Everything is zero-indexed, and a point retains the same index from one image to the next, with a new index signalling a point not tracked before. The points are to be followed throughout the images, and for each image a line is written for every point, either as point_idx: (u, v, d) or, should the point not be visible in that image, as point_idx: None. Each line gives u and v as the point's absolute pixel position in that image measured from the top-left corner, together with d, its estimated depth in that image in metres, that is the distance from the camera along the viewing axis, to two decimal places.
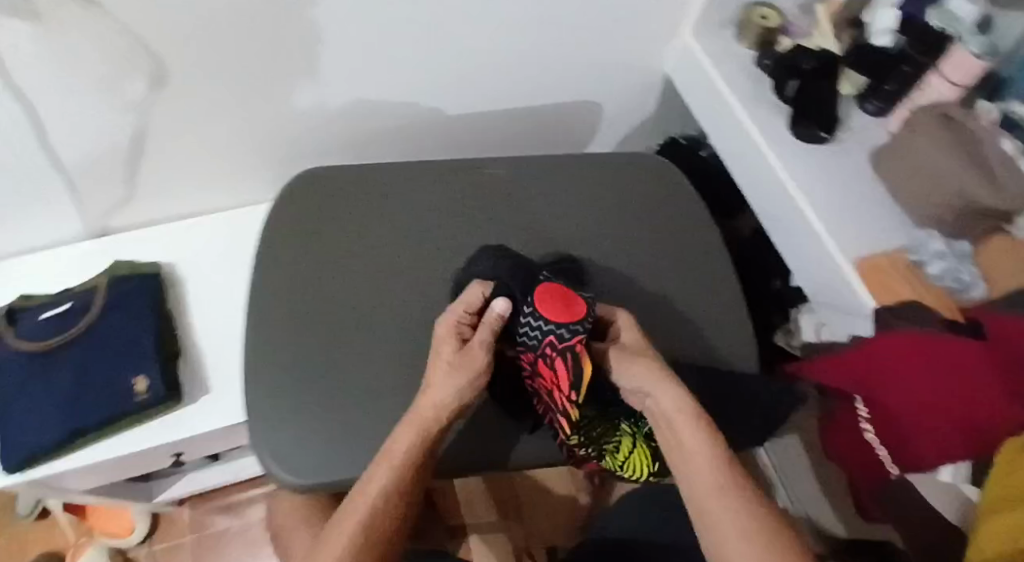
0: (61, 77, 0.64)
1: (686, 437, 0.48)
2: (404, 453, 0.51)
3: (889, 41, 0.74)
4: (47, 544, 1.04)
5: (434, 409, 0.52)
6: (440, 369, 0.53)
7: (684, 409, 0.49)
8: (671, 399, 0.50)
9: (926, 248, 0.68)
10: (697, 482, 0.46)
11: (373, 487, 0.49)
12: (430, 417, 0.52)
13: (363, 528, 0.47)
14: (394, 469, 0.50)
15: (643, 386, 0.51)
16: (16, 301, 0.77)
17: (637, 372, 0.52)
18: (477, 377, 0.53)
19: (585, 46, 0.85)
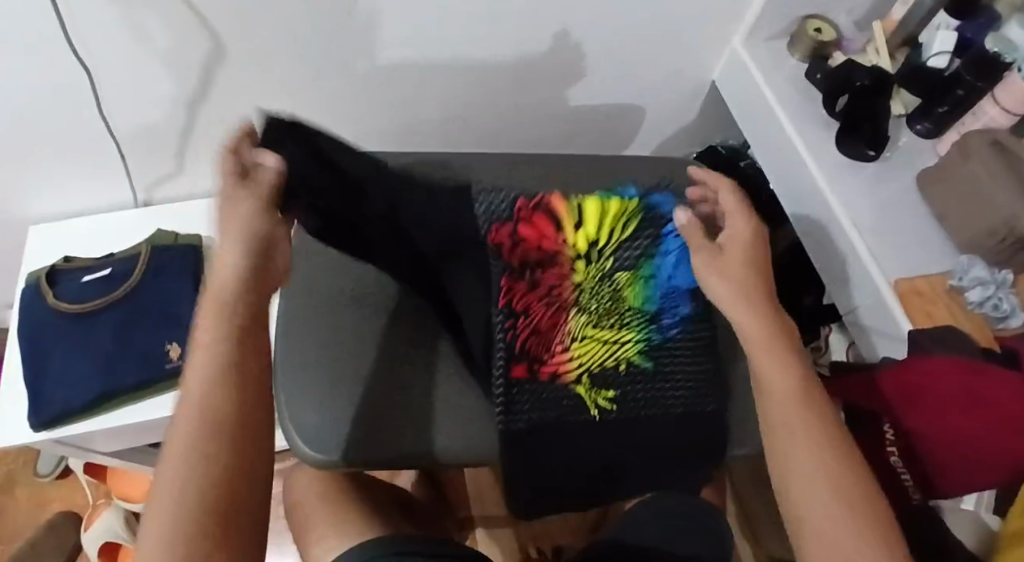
0: (122, 46, 0.65)
1: (773, 360, 0.55)
2: (202, 384, 0.45)
3: (945, 62, 0.74)
4: (66, 502, 1.07)
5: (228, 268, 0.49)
6: (224, 247, 0.50)
7: (773, 330, 0.56)
8: (758, 329, 0.57)
9: (967, 273, 0.65)
10: (778, 400, 0.52)
11: (198, 381, 0.45)
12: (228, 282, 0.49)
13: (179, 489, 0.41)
14: (218, 357, 0.46)
15: (728, 306, 0.59)
16: (59, 263, 0.79)
17: (733, 284, 0.60)
18: (248, 245, 0.49)
19: (635, 50, 0.85)
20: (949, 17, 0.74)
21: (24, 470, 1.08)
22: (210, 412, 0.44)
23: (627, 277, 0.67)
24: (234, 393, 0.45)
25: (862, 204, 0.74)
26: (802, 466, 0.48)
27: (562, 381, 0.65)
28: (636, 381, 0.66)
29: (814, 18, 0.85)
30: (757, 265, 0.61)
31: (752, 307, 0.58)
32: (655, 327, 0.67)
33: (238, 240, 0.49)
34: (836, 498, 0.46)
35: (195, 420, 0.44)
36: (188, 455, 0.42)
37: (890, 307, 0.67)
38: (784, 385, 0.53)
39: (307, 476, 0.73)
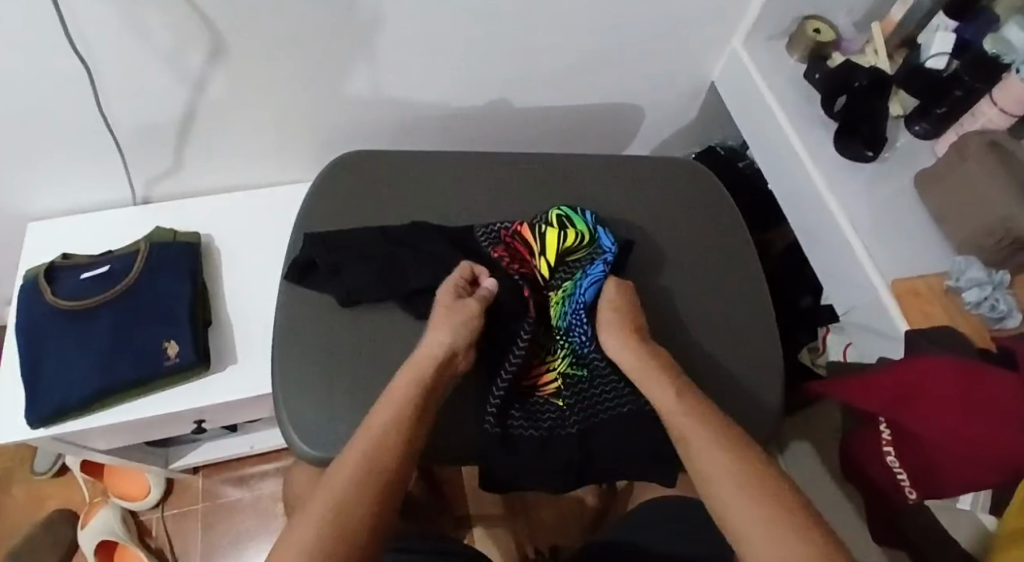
0: (122, 42, 0.65)
1: (659, 388, 0.57)
2: (387, 423, 0.51)
3: (943, 63, 0.74)
4: (62, 500, 1.06)
5: (429, 351, 0.58)
6: (443, 318, 0.60)
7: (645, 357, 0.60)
8: (634, 355, 0.61)
9: (965, 273, 0.65)
10: (669, 410, 0.55)
11: (370, 434, 0.50)
12: (426, 356, 0.57)
13: (347, 499, 0.45)
14: (395, 420, 0.51)
15: (617, 347, 0.62)
16: (57, 260, 0.79)
17: (608, 330, 0.63)
18: (471, 330, 0.60)
19: (636, 50, 0.85)
20: (948, 18, 0.74)
21: (20, 468, 1.08)
22: (373, 459, 0.48)
23: (556, 295, 0.67)
24: (395, 456, 0.49)
25: (861, 204, 0.74)
26: (706, 468, 0.49)
27: (545, 395, 0.66)
28: (592, 391, 0.65)
29: (813, 18, 0.85)
30: (630, 315, 0.64)
31: (627, 346, 0.61)
32: (570, 340, 0.66)
33: (452, 331, 0.59)
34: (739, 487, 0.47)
35: (360, 459, 0.48)
36: (349, 493, 0.45)
37: (889, 310, 0.67)
38: (670, 405, 0.55)
39: (306, 473, 0.73)
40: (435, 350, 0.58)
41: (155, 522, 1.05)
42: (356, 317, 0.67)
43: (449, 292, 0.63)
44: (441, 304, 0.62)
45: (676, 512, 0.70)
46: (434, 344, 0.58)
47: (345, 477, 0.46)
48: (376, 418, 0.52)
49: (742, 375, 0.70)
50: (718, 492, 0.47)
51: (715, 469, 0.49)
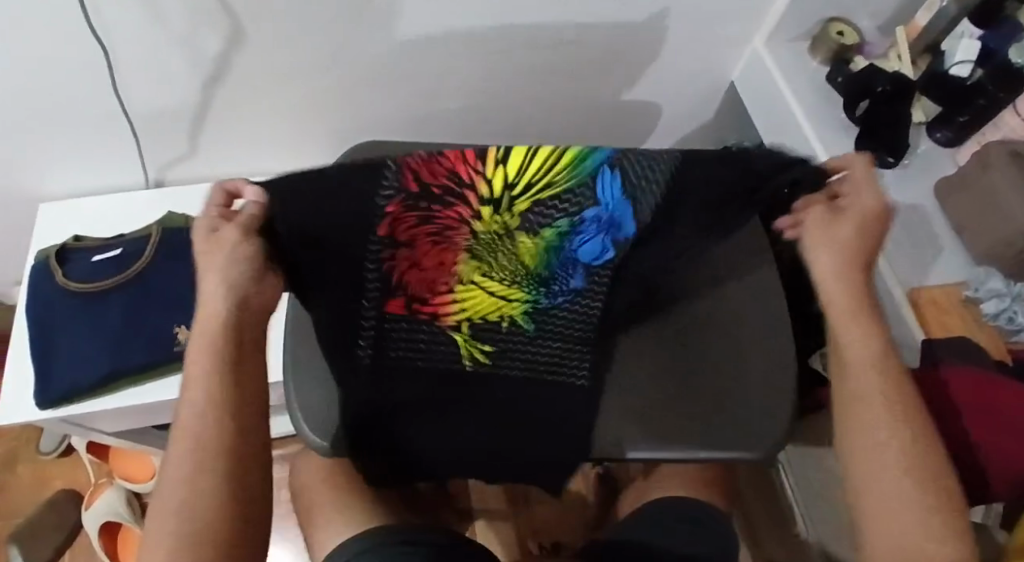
0: (141, 25, 0.64)
1: (859, 329, 0.51)
2: (200, 399, 0.47)
3: (966, 71, 0.73)
4: (66, 480, 1.07)
5: (212, 314, 0.47)
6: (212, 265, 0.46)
7: (862, 296, 0.51)
8: (842, 288, 0.50)
9: (984, 285, 0.65)
10: (851, 365, 0.51)
11: (195, 396, 0.47)
12: (208, 322, 0.47)
13: (184, 488, 0.45)
14: (205, 369, 0.47)
15: (841, 270, 0.50)
16: (69, 241, 0.79)
17: (832, 250, 0.50)
18: (239, 262, 0.45)
19: (658, 46, 0.84)
20: (973, 26, 0.73)
21: (25, 447, 1.08)
22: (197, 424, 0.46)
23: (547, 233, 0.45)
24: (219, 412, 0.47)
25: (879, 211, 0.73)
26: (875, 441, 0.49)
27: (439, 323, 0.53)
28: (517, 345, 0.56)
29: (837, 21, 0.84)
30: (869, 238, 0.49)
31: (846, 276, 0.50)
32: (545, 292, 0.51)
33: (221, 284, 0.46)
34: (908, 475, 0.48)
35: (200, 425, 0.46)
36: (185, 463, 0.45)
37: (905, 319, 0.66)
38: (861, 357, 0.51)
39: (314, 462, 0.74)
40: (215, 312, 0.47)
41: None
42: None
43: (202, 223, 0.47)
44: (203, 244, 0.47)
45: (683, 514, 0.70)
46: (210, 300, 0.47)
47: (180, 464, 0.46)
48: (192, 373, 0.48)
49: None
50: (875, 478, 0.49)
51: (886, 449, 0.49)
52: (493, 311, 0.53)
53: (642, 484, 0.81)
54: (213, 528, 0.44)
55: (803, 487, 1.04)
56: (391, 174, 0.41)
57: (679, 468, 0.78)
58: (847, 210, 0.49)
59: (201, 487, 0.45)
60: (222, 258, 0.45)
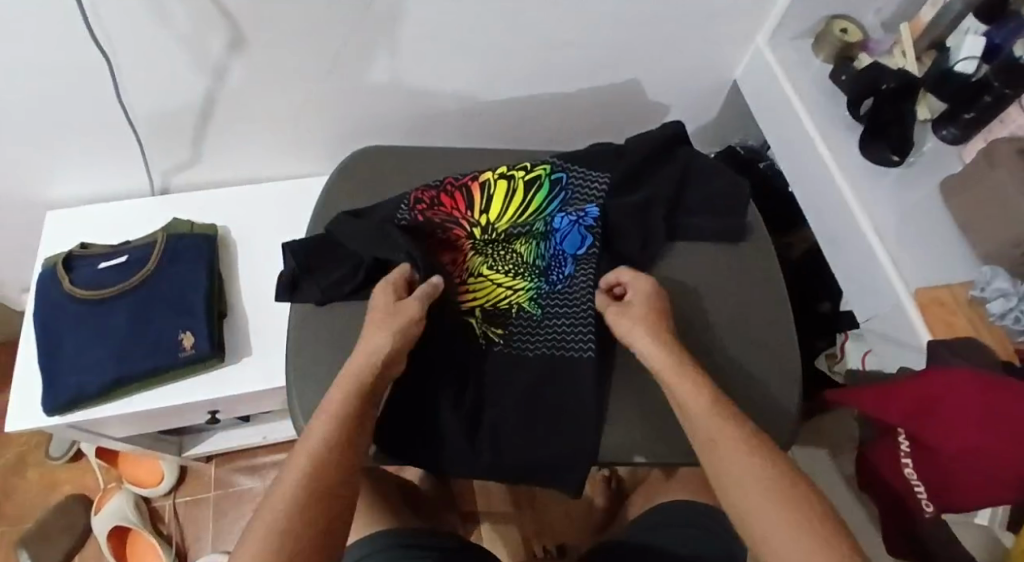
0: (146, 31, 0.65)
1: (690, 390, 0.55)
2: (335, 409, 0.53)
3: (971, 67, 0.71)
4: (75, 485, 1.08)
5: (363, 354, 0.56)
6: (374, 328, 0.58)
7: (674, 355, 0.58)
8: (653, 352, 0.58)
9: (990, 284, 0.63)
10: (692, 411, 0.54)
11: (314, 436, 0.51)
12: (362, 363, 0.56)
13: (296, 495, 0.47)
14: (331, 416, 0.52)
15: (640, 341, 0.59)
16: (76, 249, 0.80)
17: (646, 329, 0.59)
18: (403, 329, 0.58)
19: (660, 46, 0.84)
20: (978, 22, 0.71)
21: (35, 453, 1.09)
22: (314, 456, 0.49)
23: (527, 237, 0.67)
24: (334, 448, 0.50)
25: (884, 211, 0.73)
26: (732, 469, 0.49)
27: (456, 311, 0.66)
28: (524, 325, 0.66)
29: (840, 18, 0.83)
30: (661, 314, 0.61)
31: (658, 341, 0.58)
32: (543, 278, 0.67)
33: (382, 335, 0.57)
34: (769, 488, 0.47)
35: (311, 457, 0.49)
36: (293, 490, 0.47)
37: (913, 321, 0.66)
38: (699, 404, 0.54)
39: None
40: (372, 358, 0.56)
41: (167, 509, 1.06)
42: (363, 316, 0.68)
43: (384, 296, 0.61)
44: (376, 305, 0.61)
45: (684, 517, 0.69)
46: (370, 346, 0.57)
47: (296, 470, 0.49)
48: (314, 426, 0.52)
49: (766, 375, 0.67)
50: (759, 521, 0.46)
51: (743, 467, 0.49)
52: (499, 295, 0.67)
53: (652, 483, 0.80)
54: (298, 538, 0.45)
55: None
56: (404, 211, 0.67)
57: (688, 472, 0.77)
58: (639, 298, 0.62)
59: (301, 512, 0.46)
60: (389, 321, 0.59)
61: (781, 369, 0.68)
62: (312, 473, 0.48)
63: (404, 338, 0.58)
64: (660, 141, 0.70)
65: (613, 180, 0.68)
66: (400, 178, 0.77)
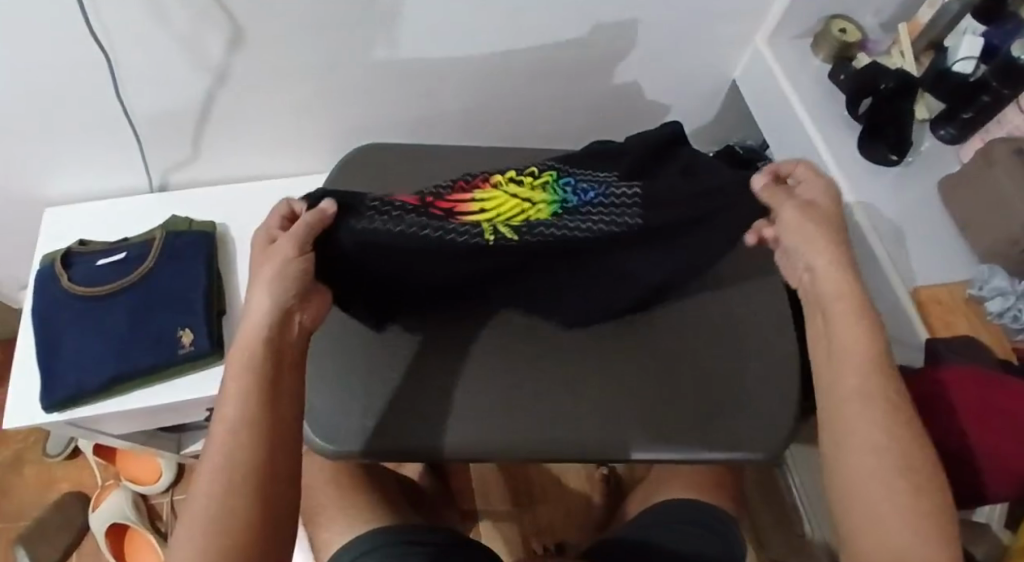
0: (145, 28, 0.65)
1: (846, 325, 0.52)
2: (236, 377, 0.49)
3: (970, 67, 0.71)
4: (73, 483, 1.07)
5: (253, 311, 0.51)
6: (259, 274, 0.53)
7: (840, 286, 0.53)
8: (831, 282, 0.53)
9: (988, 283, 0.64)
10: (846, 356, 0.51)
11: (228, 410, 0.48)
12: (252, 321, 0.51)
13: (216, 492, 0.45)
14: (235, 388, 0.49)
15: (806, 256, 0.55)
16: (74, 246, 0.80)
17: (823, 240, 0.54)
18: (284, 265, 0.53)
19: (660, 45, 0.84)
20: (976, 22, 0.71)
21: (33, 451, 1.09)
22: (227, 439, 0.47)
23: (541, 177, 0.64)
24: (244, 425, 0.48)
25: (883, 209, 0.73)
26: (863, 420, 0.48)
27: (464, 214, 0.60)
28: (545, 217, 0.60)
29: (839, 18, 0.84)
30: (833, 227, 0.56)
31: (827, 257, 0.54)
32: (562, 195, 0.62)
33: (265, 282, 0.52)
34: (882, 450, 0.47)
35: (222, 453, 0.47)
36: (213, 483, 0.46)
37: (911, 319, 0.65)
38: (856, 354, 0.51)
39: (317, 461, 0.74)
40: (258, 315, 0.51)
41: (165, 507, 1.06)
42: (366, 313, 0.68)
43: (262, 239, 0.56)
44: (256, 251, 0.55)
45: (683, 515, 0.70)
46: (257, 300, 0.52)
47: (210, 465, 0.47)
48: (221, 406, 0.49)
49: (765, 374, 0.67)
50: (868, 487, 0.47)
51: (874, 423, 0.48)
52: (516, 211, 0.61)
53: (652, 482, 0.80)
54: (219, 536, 0.44)
55: (813, 487, 1.03)
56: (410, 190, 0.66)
57: (687, 470, 0.77)
58: (810, 203, 0.57)
59: (236, 503, 0.45)
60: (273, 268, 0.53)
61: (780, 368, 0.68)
62: (227, 460, 0.46)
63: (285, 275, 0.52)
64: (660, 141, 0.71)
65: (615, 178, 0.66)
66: (403, 177, 0.77)
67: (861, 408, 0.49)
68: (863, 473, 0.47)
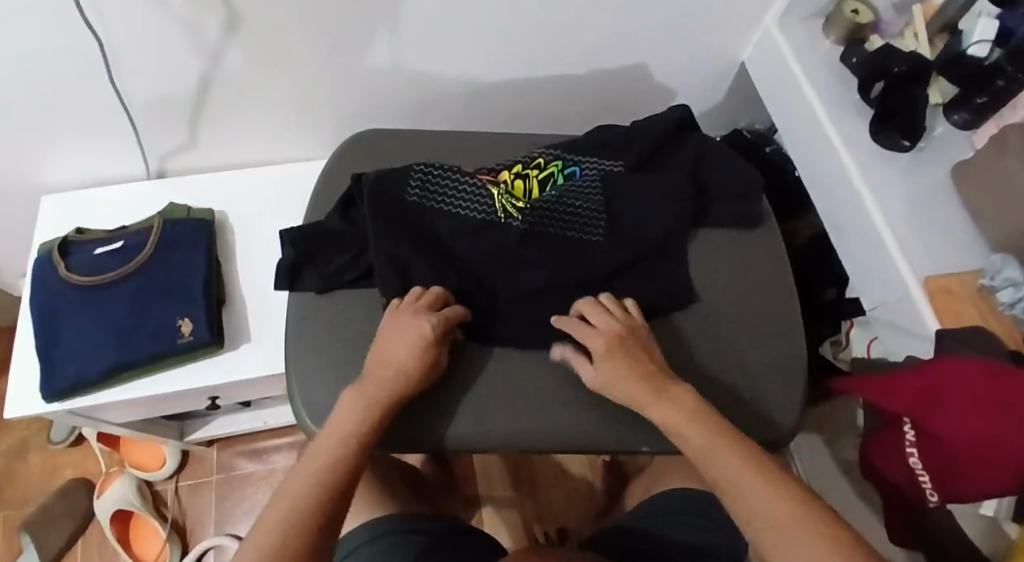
0: (136, 14, 0.63)
1: (679, 422, 0.54)
2: (355, 420, 0.54)
3: (983, 51, 0.69)
4: (78, 469, 1.08)
5: (391, 369, 0.57)
6: (405, 343, 0.58)
7: (646, 385, 0.57)
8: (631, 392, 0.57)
9: (999, 273, 0.62)
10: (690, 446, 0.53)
11: (331, 445, 0.53)
12: (389, 376, 0.57)
13: (303, 506, 0.49)
14: (350, 428, 0.54)
15: (614, 385, 0.58)
16: (71, 234, 0.79)
17: (618, 370, 0.58)
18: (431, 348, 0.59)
19: (667, 27, 0.82)
20: (992, 4, 0.69)
21: (37, 438, 1.09)
22: (329, 466, 0.52)
23: (551, 169, 0.69)
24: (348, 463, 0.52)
25: (893, 196, 0.71)
26: (737, 483, 0.49)
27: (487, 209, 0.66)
28: (557, 213, 0.66)
29: None
30: (638, 343, 0.60)
31: (626, 372, 0.57)
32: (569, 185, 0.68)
33: (411, 353, 0.58)
34: (770, 504, 0.47)
35: (336, 449, 0.53)
36: (307, 499, 0.49)
37: (920, 309, 0.65)
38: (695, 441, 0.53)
39: None
40: (399, 376, 0.57)
41: (170, 492, 1.06)
42: (370, 302, 0.67)
43: (412, 306, 0.61)
44: (400, 318, 0.60)
45: (688, 507, 0.69)
46: (396, 364, 0.57)
47: (304, 481, 0.50)
48: (326, 436, 0.54)
49: (772, 364, 0.66)
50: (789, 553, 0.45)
51: (753, 489, 0.48)
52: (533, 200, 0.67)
53: (653, 472, 0.80)
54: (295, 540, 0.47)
55: (817, 474, 1.03)
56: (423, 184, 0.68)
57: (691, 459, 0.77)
58: (594, 338, 0.60)
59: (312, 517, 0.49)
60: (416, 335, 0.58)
61: (786, 357, 0.67)
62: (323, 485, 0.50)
63: (427, 360, 0.58)
64: (666, 129, 0.70)
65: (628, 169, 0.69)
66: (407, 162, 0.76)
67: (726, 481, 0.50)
68: (765, 532, 0.46)
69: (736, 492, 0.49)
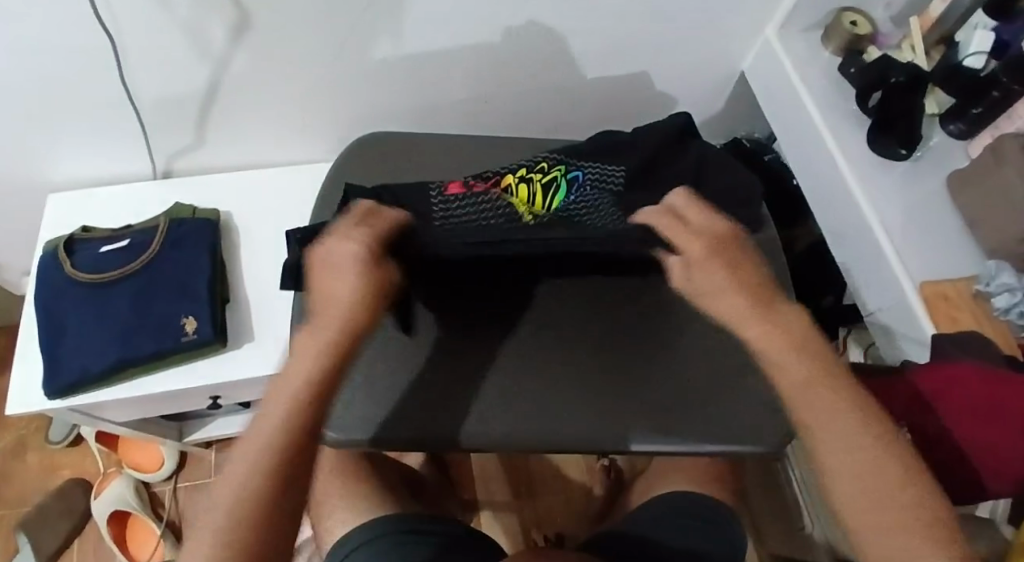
0: (146, 15, 0.64)
1: (780, 351, 0.52)
2: (309, 370, 0.51)
3: (979, 63, 0.71)
4: (75, 470, 1.07)
5: (333, 301, 0.54)
6: (348, 273, 0.55)
7: (751, 300, 0.54)
8: (728, 307, 0.54)
9: (995, 279, 0.63)
10: (789, 376, 0.50)
11: (280, 403, 0.49)
12: (333, 306, 0.54)
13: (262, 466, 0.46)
14: (304, 378, 0.51)
15: (710, 292, 0.56)
16: (77, 232, 0.80)
17: (722, 279, 0.55)
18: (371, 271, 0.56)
19: (668, 36, 0.84)
20: (987, 17, 0.71)
21: (34, 437, 1.09)
22: (287, 422, 0.48)
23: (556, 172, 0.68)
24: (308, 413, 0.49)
25: (891, 204, 0.73)
26: (818, 420, 0.48)
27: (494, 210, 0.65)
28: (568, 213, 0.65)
29: (850, 10, 0.83)
30: (744, 255, 0.57)
31: (729, 284, 0.55)
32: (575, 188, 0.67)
33: (353, 280, 0.55)
34: (856, 443, 0.46)
35: (289, 404, 0.49)
36: (262, 459, 0.47)
37: (917, 314, 0.65)
38: (795, 375, 0.50)
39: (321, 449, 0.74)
40: (342, 301, 0.54)
41: (167, 494, 1.06)
42: None
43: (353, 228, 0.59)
44: (336, 245, 0.57)
45: (687, 510, 0.70)
46: (337, 293, 0.54)
47: (260, 440, 0.47)
48: (280, 391, 0.50)
49: None
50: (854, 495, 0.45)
51: (844, 429, 0.47)
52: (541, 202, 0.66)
53: (651, 474, 0.80)
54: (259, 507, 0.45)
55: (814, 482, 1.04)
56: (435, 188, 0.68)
57: (689, 463, 0.77)
58: (693, 238, 0.58)
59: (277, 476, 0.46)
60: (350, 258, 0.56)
61: None
62: (281, 443, 0.47)
63: (370, 285, 0.55)
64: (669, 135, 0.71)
65: (629, 174, 0.69)
66: (412, 164, 0.77)
67: (818, 416, 0.48)
68: (843, 462, 0.46)
69: (812, 425, 0.48)
